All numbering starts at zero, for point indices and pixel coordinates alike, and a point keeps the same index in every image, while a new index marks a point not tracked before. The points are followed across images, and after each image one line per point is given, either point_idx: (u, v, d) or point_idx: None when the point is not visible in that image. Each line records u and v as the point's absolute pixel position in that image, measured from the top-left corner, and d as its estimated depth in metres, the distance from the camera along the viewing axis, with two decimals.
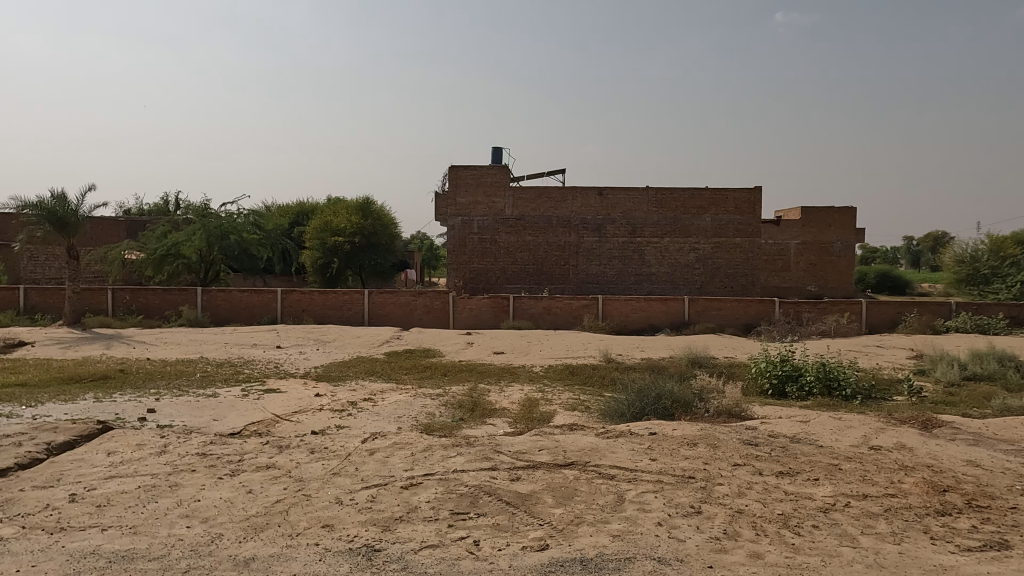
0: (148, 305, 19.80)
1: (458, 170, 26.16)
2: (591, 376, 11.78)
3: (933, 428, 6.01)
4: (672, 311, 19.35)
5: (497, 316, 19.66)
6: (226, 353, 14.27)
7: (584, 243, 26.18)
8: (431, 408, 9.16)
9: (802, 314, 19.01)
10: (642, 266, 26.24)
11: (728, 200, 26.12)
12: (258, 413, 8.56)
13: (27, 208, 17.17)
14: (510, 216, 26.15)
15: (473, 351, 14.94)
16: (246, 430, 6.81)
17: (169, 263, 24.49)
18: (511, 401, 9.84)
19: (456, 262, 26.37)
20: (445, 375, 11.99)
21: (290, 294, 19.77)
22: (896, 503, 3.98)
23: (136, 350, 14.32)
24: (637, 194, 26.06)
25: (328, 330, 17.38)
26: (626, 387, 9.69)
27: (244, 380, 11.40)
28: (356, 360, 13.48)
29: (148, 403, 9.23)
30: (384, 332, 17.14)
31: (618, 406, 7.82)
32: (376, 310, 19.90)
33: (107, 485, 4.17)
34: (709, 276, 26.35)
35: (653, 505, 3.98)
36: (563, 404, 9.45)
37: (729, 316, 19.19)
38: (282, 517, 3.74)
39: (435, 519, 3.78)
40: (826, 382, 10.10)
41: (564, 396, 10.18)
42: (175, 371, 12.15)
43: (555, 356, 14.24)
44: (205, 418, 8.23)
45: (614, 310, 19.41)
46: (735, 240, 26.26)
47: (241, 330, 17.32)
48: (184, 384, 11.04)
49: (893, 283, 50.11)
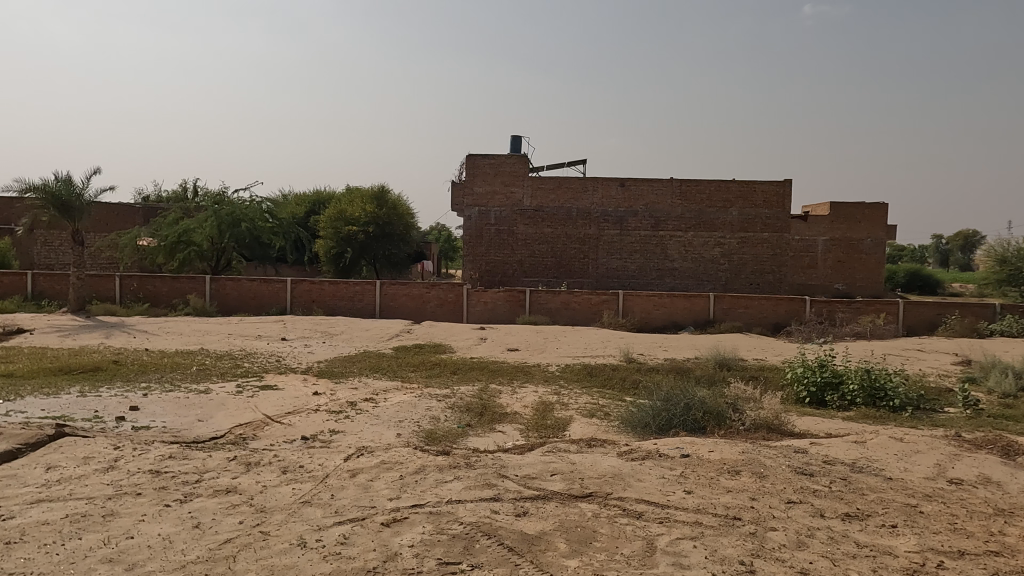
0: (156, 293, 19.35)
1: (476, 159, 25.36)
2: (611, 377, 10.96)
3: (1016, 455, 5.11)
4: (696, 308, 18.42)
5: (512, 311, 18.89)
6: (228, 344, 13.69)
7: (604, 235, 25.26)
8: (436, 411, 8.41)
9: (836, 314, 17.97)
10: (665, 260, 25.26)
11: (756, 193, 25.01)
12: (248, 414, 7.88)
13: (31, 191, 16.67)
14: (528, 207, 25.33)
15: (486, 347, 14.19)
16: (224, 439, 6.08)
17: (181, 250, 24.12)
18: (524, 404, 9.06)
19: (472, 254, 25.61)
20: (455, 374, 11.24)
21: (299, 284, 19.18)
22: (1003, 566, 3.13)
23: (136, 340, 13.75)
24: (660, 186, 25.06)
25: (336, 321, 16.71)
26: (651, 393, 8.88)
27: (242, 374, 10.77)
28: (362, 355, 12.82)
29: (134, 399, 8.60)
30: (394, 325, 16.45)
31: (641, 416, 7.02)
32: (388, 302, 19.24)
33: (27, 514, 3.46)
34: (734, 273, 25.31)
35: (692, 559, 3.17)
36: (580, 411, 8.66)
37: (757, 314, 18.23)
38: (227, 567, 2.99)
39: (418, 572, 3.01)
40: (871, 390, 9.19)
41: (582, 400, 9.37)
42: (172, 364, 11.53)
43: (572, 354, 13.44)
44: (189, 419, 7.54)
45: (636, 306, 18.57)
46: (763, 235, 25.15)
47: (247, 320, 16.74)
48: (178, 378, 10.39)
49: (923, 283, 48.50)
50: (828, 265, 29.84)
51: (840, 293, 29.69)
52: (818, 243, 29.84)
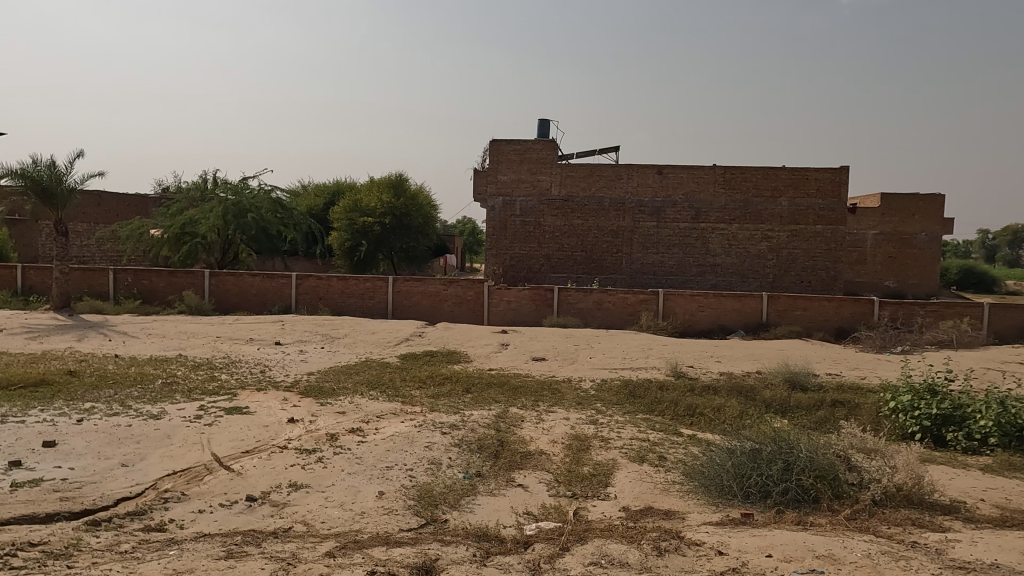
0: (152, 289, 17.84)
1: (500, 145, 23.34)
2: (660, 399, 8.93)
3: None
4: (747, 310, 16.23)
5: (539, 311, 16.88)
6: (212, 350, 11.94)
7: (640, 228, 23.08)
8: (439, 451, 6.48)
9: (912, 319, 15.60)
10: (706, 256, 23.00)
11: (809, 181, 22.56)
12: (192, 456, 6.05)
13: (10, 177, 15.22)
14: (556, 197, 23.27)
15: (508, 356, 12.25)
16: (115, 526, 4.24)
17: (186, 241, 22.68)
18: (552, 440, 7.08)
19: (495, 248, 23.65)
20: (468, 392, 9.28)
21: (306, 280, 17.47)
22: None
23: (110, 345, 12.07)
24: (702, 173, 22.79)
25: (340, 323, 14.92)
26: (715, 437, 6.85)
27: (213, 390, 8.99)
28: (363, 366, 10.98)
29: (59, 428, 6.78)
30: (405, 327, 14.60)
31: (720, 482, 4.98)
32: (402, 300, 17.39)
33: None
34: (784, 269, 22.91)
35: None
36: (625, 452, 6.64)
37: (816, 317, 16.04)
38: None
39: None
40: (1010, 430, 6.98)
41: (626, 434, 7.36)
42: (137, 376, 9.77)
43: (609, 365, 11.43)
44: (108, 463, 5.67)
45: (678, 307, 16.43)
46: (816, 227, 22.69)
47: (244, 320, 15.08)
48: (134, 396, 8.58)
49: (979, 280, 45.26)
50: (878, 260, 27.42)
51: (893, 292, 27.17)
52: (870, 238, 27.35)
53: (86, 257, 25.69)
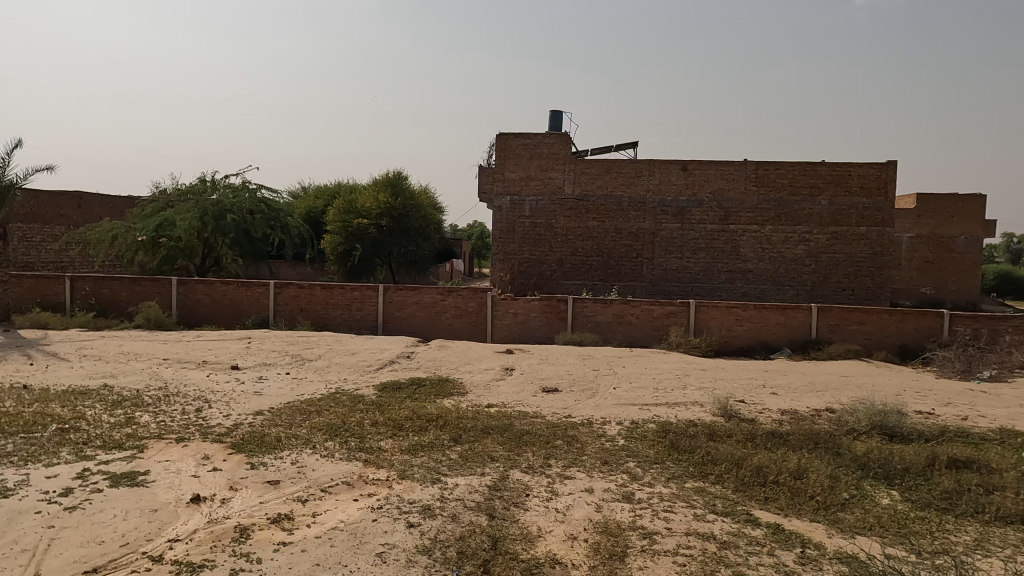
0: (113, 299, 15.78)
1: (507, 139, 21.11)
2: (712, 456, 6.59)
3: None
4: (793, 325, 13.87)
5: (550, 325, 14.60)
6: (151, 378, 9.74)
7: (662, 230, 20.72)
8: (394, 570, 4.16)
9: (990, 335, 13.08)
10: (736, 260, 20.59)
11: (852, 177, 20.09)
12: None
13: None
14: (570, 196, 20.97)
15: (511, 384, 9.98)
16: None
17: (162, 248, 20.64)
18: (569, 538, 4.77)
19: (503, 252, 21.39)
20: (455, 444, 6.99)
21: (286, 288, 15.31)
22: None
23: (29, 370, 9.92)
24: (731, 168, 20.40)
25: (317, 341, 12.71)
26: (818, 553, 4.50)
27: (119, 442, 6.73)
28: (328, 401, 8.73)
29: None
30: (393, 346, 12.37)
31: None
32: (394, 312, 15.16)
33: None
34: (823, 276, 20.43)
35: None
36: (684, 567, 4.31)
37: (874, 333, 13.64)
38: None
39: None
40: None
41: (678, 523, 5.03)
42: (31, 418, 7.52)
43: (638, 398, 9.12)
44: None
45: (712, 321, 14.07)
46: (860, 229, 20.20)
47: (208, 337, 12.91)
48: (6, 451, 6.36)
49: (1016, 287, 42.57)
50: (918, 265, 24.92)
51: (930, 299, 24.71)
52: (907, 241, 24.89)
53: (62, 262, 23.84)
